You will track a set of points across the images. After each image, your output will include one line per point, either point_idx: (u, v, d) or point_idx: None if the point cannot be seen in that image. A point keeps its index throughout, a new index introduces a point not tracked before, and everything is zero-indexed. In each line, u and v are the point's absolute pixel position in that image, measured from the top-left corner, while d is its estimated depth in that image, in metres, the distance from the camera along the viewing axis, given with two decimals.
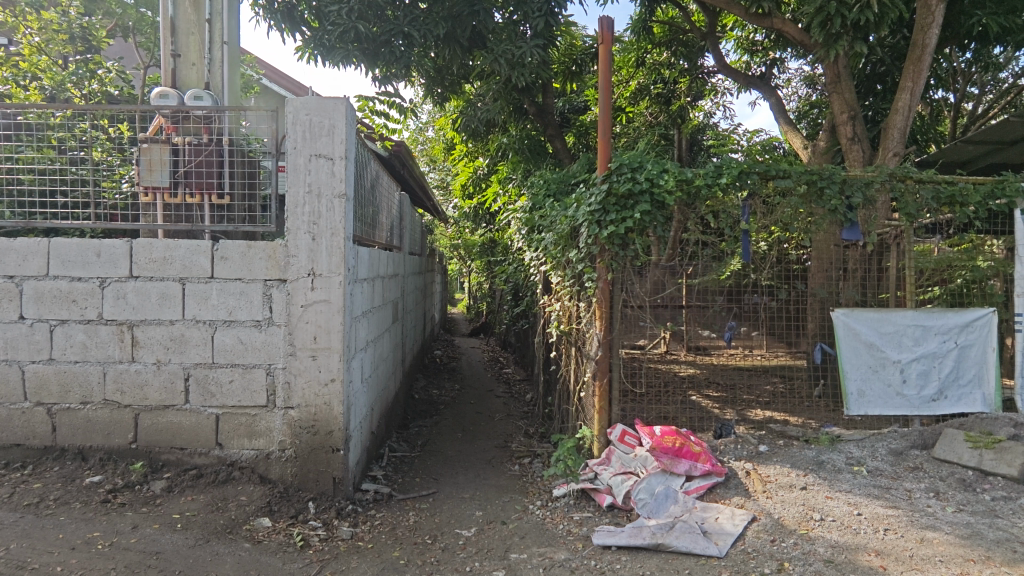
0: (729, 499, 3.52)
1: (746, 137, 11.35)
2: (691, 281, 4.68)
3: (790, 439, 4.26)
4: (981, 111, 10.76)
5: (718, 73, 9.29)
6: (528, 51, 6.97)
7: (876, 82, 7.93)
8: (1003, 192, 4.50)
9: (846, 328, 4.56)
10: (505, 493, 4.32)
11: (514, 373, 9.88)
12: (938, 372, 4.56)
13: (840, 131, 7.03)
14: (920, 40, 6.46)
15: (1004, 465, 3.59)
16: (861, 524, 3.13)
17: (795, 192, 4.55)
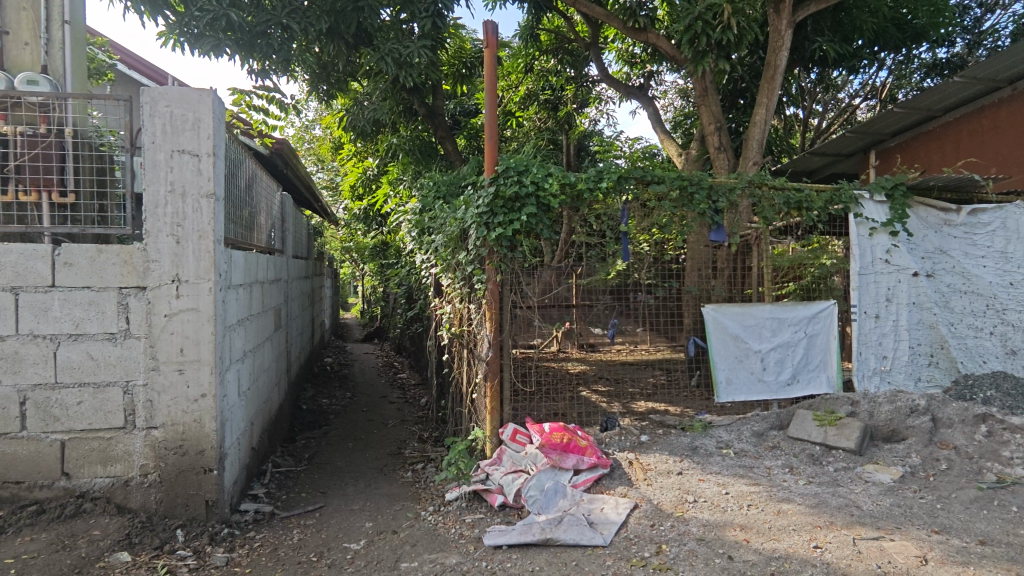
0: (613, 489, 3.69)
1: (628, 144, 12.09)
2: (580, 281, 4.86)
3: (668, 428, 4.57)
4: (824, 127, 12.18)
5: (602, 82, 9.74)
6: (415, 51, 6.87)
7: (738, 96, 8.71)
8: (839, 199, 5.04)
9: (714, 322, 4.97)
10: (396, 501, 4.22)
11: (408, 378, 9.71)
12: (791, 359, 5.08)
13: (709, 140, 7.65)
14: (773, 61, 7.16)
15: (844, 439, 4.03)
16: (728, 502, 3.36)
17: (668, 197, 4.86)
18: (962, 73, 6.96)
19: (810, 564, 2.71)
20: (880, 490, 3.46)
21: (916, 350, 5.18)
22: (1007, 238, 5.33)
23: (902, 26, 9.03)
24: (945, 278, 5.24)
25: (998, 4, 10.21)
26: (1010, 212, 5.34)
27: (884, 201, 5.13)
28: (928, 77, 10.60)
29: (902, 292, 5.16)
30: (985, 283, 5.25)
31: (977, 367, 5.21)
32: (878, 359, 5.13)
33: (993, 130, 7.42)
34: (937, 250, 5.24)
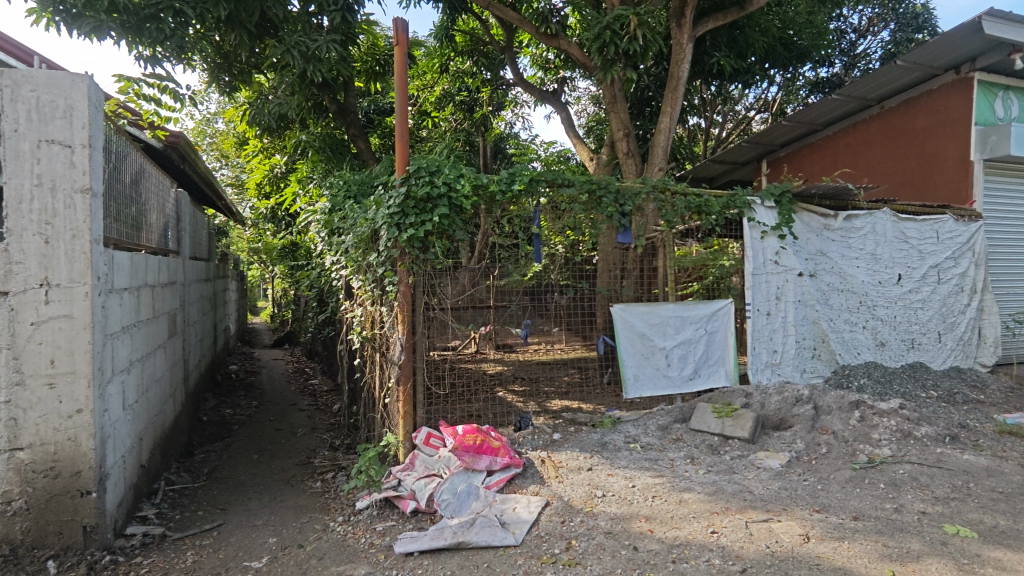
0: (526, 488, 3.73)
1: (543, 148, 12.37)
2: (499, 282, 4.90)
3: (579, 425, 4.73)
4: (724, 136, 12.99)
5: (517, 86, 9.83)
6: (324, 45, 6.63)
7: (645, 105, 9.13)
8: (735, 204, 5.37)
9: (622, 320, 5.16)
10: (304, 514, 4.04)
11: (321, 384, 9.33)
12: (693, 355, 5.36)
13: (618, 146, 7.98)
14: (676, 73, 7.53)
15: (739, 429, 4.30)
16: (634, 495, 3.48)
17: (578, 199, 5.00)
18: (841, 91, 7.65)
19: (707, 548, 2.83)
20: (769, 475, 3.71)
21: (803, 344, 5.63)
22: (876, 241, 5.96)
23: (787, 45, 9.70)
24: (826, 278, 5.74)
25: (868, 30, 11.32)
26: (877, 218, 5.97)
27: (773, 206, 5.53)
28: (813, 93, 11.56)
29: (789, 290, 5.58)
30: (860, 282, 5.86)
31: (853, 358, 5.81)
32: (770, 353, 5.52)
33: (865, 144, 8.22)
34: (819, 252, 5.72)
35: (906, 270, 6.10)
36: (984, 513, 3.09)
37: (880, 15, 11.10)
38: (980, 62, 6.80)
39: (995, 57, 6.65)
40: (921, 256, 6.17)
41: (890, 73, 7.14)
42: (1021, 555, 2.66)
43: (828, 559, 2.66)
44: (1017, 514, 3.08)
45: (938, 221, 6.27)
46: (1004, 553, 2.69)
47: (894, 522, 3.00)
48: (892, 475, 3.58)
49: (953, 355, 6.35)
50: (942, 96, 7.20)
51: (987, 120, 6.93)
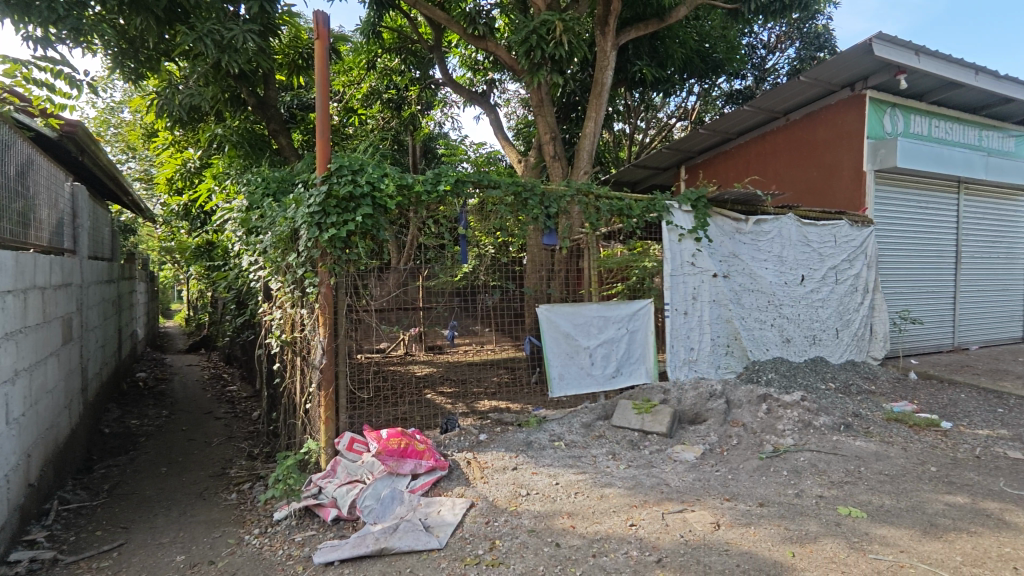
0: (451, 490, 3.71)
1: (473, 148, 12.39)
2: (426, 283, 4.87)
3: (506, 425, 4.86)
4: (647, 142, 13.48)
5: (446, 86, 9.77)
6: (240, 35, 6.31)
7: (571, 110, 9.39)
8: (654, 208, 5.58)
9: (548, 321, 5.24)
10: (216, 528, 3.83)
11: (240, 390, 8.88)
12: (615, 354, 5.52)
13: (545, 148, 8.14)
14: (600, 79, 7.74)
15: (658, 424, 4.47)
16: (557, 492, 3.54)
17: (504, 201, 5.05)
18: (752, 103, 8.15)
19: (625, 541, 2.92)
20: (685, 468, 3.88)
21: (717, 341, 5.94)
22: (782, 245, 6.38)
23: (704, 57, 10.24)
24: (738, 279, 6.08)
25: (776, 47, 12.10)
26: (783, 222, 6.39)
27: (690, 210, 5.78)
28: (727, 104, 12.21)
29: (705, 290, 5.87)
30: (768, 282, 6.25)
31: (762, 354, 6.19)
32: (687, 350, 5.79)
33: (773, 153, 8.79)
34: (731, 254, 6.05)
35: (809, 271, 6.57)
36: (872, 494, 3.37)
37: (787, 33, 11.87)
38: (871, 81, 7.39)
39: (884, 77, 7.24)
40: (821, 258, 6.66)
41: (795, 87, 7.65)
42: (903, 531, 2.92)
43: (735, 545, 2.81)
44: (899, 494, 3.38)
45: (836, 226, 6.79)
46: (888, 530, 2.94)
47: (795, 507, 3.21)
48: (794, 462, 3.84)
49: (849, 350, 6.90)
50: (839, 110, 7.79)
51: (878, 134, 7.52)
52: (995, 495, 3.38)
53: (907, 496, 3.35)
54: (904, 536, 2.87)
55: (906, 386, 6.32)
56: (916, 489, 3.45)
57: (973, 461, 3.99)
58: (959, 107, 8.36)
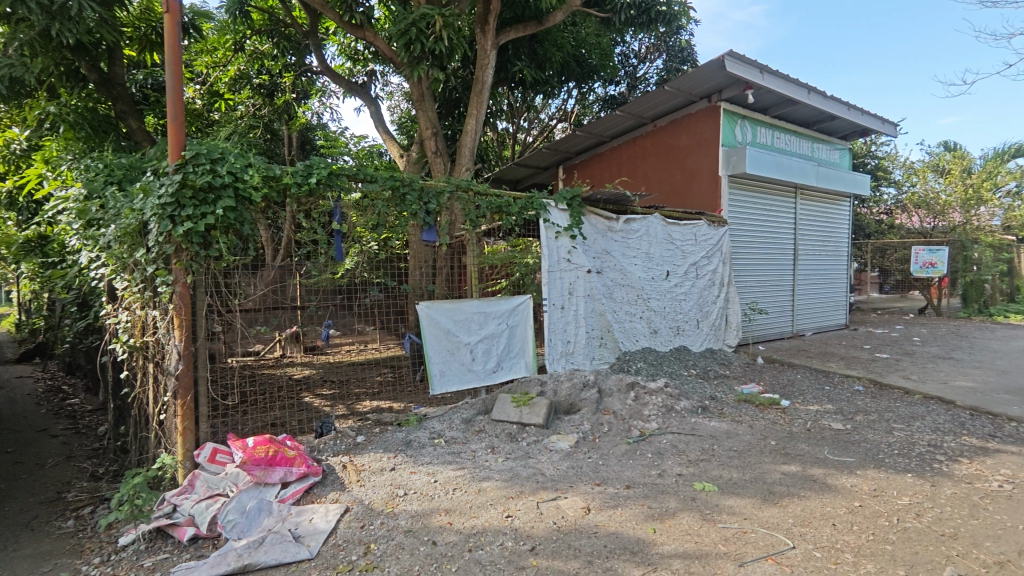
0: (324, 496, 3.55)
1: (354, 140, 11.96)
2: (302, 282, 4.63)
3: (385, 426, 4.77)
4: (529, 142, 13.82)
5: (323, 75, 9.31)
6: (76, 2, 5.55)
7: (454, 106, 9.44)
8: (532, 206, 5.68)
9: (428, 318, 5.17)
10: (47, 561, 3.36)
11: (84, 403, 7.89)
12: (495, 349, 5.59)
13: (426, 144, 8.06)
14: (480, 77, 7.78)
15: (535, 416, 4.59)
16: (435, 489, 3.52)
17: (381, 196, 4.86)
18: (624, 109, 8.62)
19: (501, 532, 2.96)
20: (559, 457, 4.03)
21: (591, 334, 6.23)
22: (649, 243, 6.83)
23: (580, 62, 10.73)
24: (609, 275, 6.42)
25: (646, 57, 12.90)
26: (650, 222, 6.84)
27: (565, 209, 5.99)
28: (603, 108, 12.85)
29: (580, 286, 6.12)
30: (636, 278, 6.66)
31: (632, 345, 6.60)
32: (564, 343, 6.00)
33: (642, 157, 9.41)
34: (604, 251, 6.36)
35: (673, 266, 7.10)
36: (723, 469, 3.71)
37: (655, 45, 12.69)
38: (725, 93, 8.11)
39: (735, 91, 7.97)
40: (683, 255, 7.23)
41: (660, 95, 8.21)
42: (746, 501, 3.25)
43: (603, 527, 2.96)
44: (745, 467, 3.76)
45: (695, 226, 7.39)
46: (735, 501, 3.25)
47: (657, 486, 3.45)
48: (658, 445, 4.13)
49: (708, 338, 7.56)
50: (699, 119, 8.48)
51: (731, 142, 8.29)
52: (821, 462, 3.87)
53: (751, 468, 3.73)
54: (748, 505, 3.19)
55: (753, 369, 7.05)
56: (759, 461, 3.86)
57: (805, 433, 4.55)
58: (796, 122, 9.45)
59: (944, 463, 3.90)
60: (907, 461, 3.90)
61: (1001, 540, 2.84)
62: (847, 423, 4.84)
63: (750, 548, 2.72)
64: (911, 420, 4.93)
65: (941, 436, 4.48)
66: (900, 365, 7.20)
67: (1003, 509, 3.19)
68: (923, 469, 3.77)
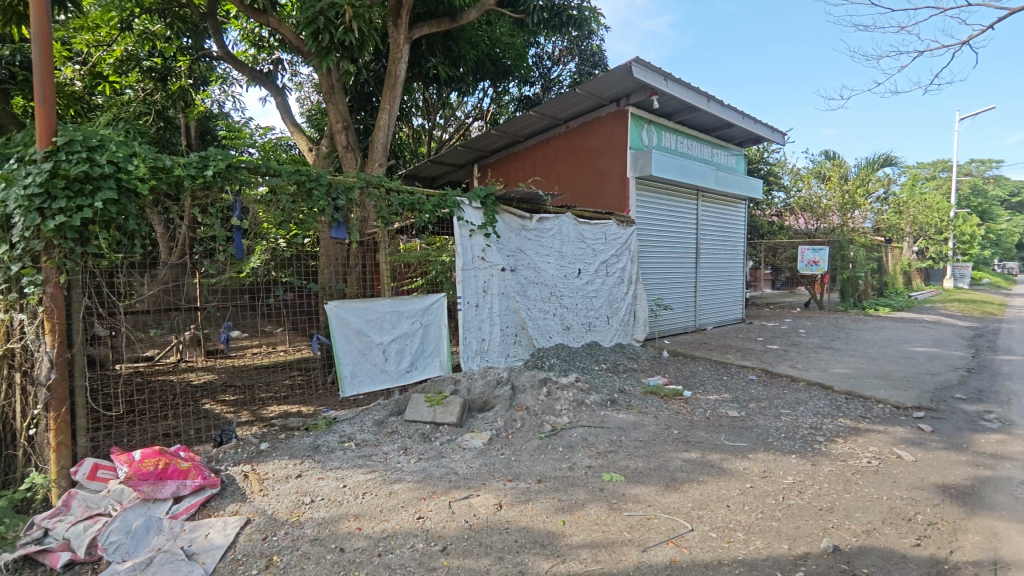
0: (223, 509, 3.32)
1: (259, 132, 11.30)
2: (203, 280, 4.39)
3: (291, 431, 4.58)
4: (445, 139, 13.73)
5: (223, 60, 8.69)
6: None
7: (367, 99, 9.28)
8: (445, 204, 5.62)
9: (338, 317, 4.97)
10: None
11: None
12: (409, 348, 5.50)
13: (336, 138, 7.78)
14: (393, 71, 7.60)
15: (448, 414, 4.57)
16: (344, 495, 3.40)
17: (284, 190, 4.63)
18: (537, 109, 8.76)
19: (412, 535, 2.91)
20: (473, 454, 4.03)
21: (506, 332, 6.28)
22: (562, 241, 6.99)
23: (494, 61, 10.78)
24: (523, 273, 6.50)
25: (559, 60, 13.16)
26: (563, 220, 6.99)
27: (479, 207, 5.97)
28: (518, 108, 12.99)
29: (494, 284, 6.15)
30: (549, 276, 6.79)
31: (546, 341, 6.73)
32: (478, 341, 6.00)
33: (555, 158, 9.63)
34: (517, 250, 6.44)
35: (584, 264, 7.31)
36: (629, 459, 3.87)
37: (568, 48, 12.98)
38: (632, 98, 8.42)
39: (641, 96, 8.30)
40: (594, 253, 7.46)
41: (572, 97, 8.40)
42: (650, 488, 3.40)
43: (514, 522, 2.99)
44: (650, 456, 3.93)
45: (605, 225, 7.63)
46: (640, 489, 3.39)
47: (567, 479, 3.54)
48: (569, 438, 4.23)
49: (617, 334, 7.85)
50: (609, 122, 8.76)
51: (638, 145, 8.63)
52: (718, 448, 4.12)
53: (655, 457, 3.91)
54: (652, 492, 3.34)
55: (660, 362, 7.39)
56: (663, 450, 4.05)
57: (704, 422, 4.83)
58: (697, 128, 10.01)
59: (823, 443, 4.28)
60: (792, 443, 4.24)
61: (869, 511, 3.15)
62: (742, 410, 5.19)
63: (653, 533, 2.85)
64: (797, 405, 5.37)
65: (821, 419, 4.92)
66: (788, 355, 7.82)
67: (871, 482, 3.56)
68: (806, 450, 4.12)
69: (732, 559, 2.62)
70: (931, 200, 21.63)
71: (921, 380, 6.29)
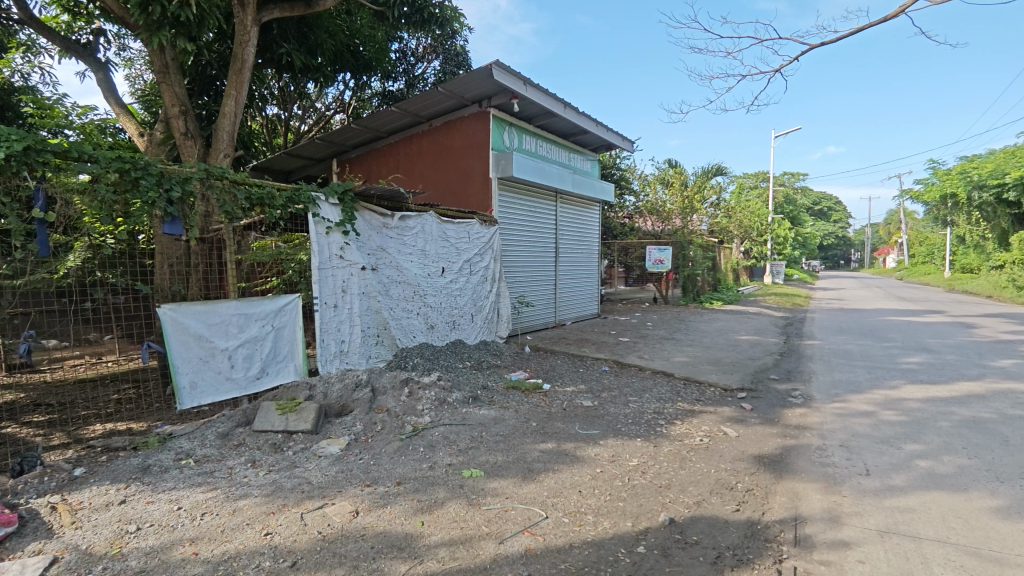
0: (21, 549, 2.83)
1: (77, 111, 9.82)
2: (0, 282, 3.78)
3: (116, 452, 4.05)
4: (303, 131, 12.99)
5: (26, 25, 7.41)
6: None
7: (210, 83, 8.52)
8: (298, 199, 5.23)
9: (174, 322, 4.48)
10: None
11: None
12: (259, 353, 5.11)
13: (173, 123, 6.99)
14: (239, 54, 7.01)
15: (302, 422, 4.33)
16: (178, 518, 3.07)
17: (103, 179, 3.99)
18: (398, 105, 8.58)
19: (258, 553, 2.71)
20: (329, 462, 3.85)
21: (367, 332, 6.07)
22: (425, 240, 6.94)
23: (354, 52, 10.39)
24: (385, 272, 6.34)
25: (423, 56, 13.02)
26: (425, 219, 6.94)
27: (336, 203, 5.67)
28: (381, 103, 12.66)
29: (354, 283, 5.91)
30: (411, 275, 6.70)
31: (409, 341, 6.64)
32: (338, 343, 5.73)
33: (418, 156, 9.54)
34: (378, 248, 6.27)
35: (448, 263, 7.32)
36: (489, 453, 3.94)
37: (432, 46, 12.87)
38: (494, 100, 8.59)
39: (503, 99, 8.52)
40: (458, 252, 7.51)
41: (434, 96, 8.36)
42: (508, 481, 3.49)
43: (371, 528, 2.91)
44: (509, 450, 4.04)
45: (468, 225, 7.70)
46: (498, 482, 3.47)
47: (427, 479, 3.51)
48: (430, 438, 4.20)
49: (480, 331, 7.97)
50: (471, 123, 8.84)
51: (500, 147, 8.82)
52: (572, 437, 4.34)
53: (513, 450, 4.02)
54: (510, 484, 3.43)
55: (522, 358, 7.63)
56: (521, 443, 4.18)
57: (561, 413, 5.07)
58: (555, 133, 10.46)
59: (664, 426, 4.70)
60: (637, 428, 4.60)
61: (700, 484, 3.51)
62: (595, 400, 5.53)
63: (510, 524, 2.93)
64: (643, 392, 5.83)
65: (663, 403, 5.39)
66: (636, 347, 8.47)
67: (702, 458, 3.98)
68: (649, 433, 4.49)
69: (582, 541, 2.78)
70: (754, 207, 24.64)
71: (744, 365, 7.15)
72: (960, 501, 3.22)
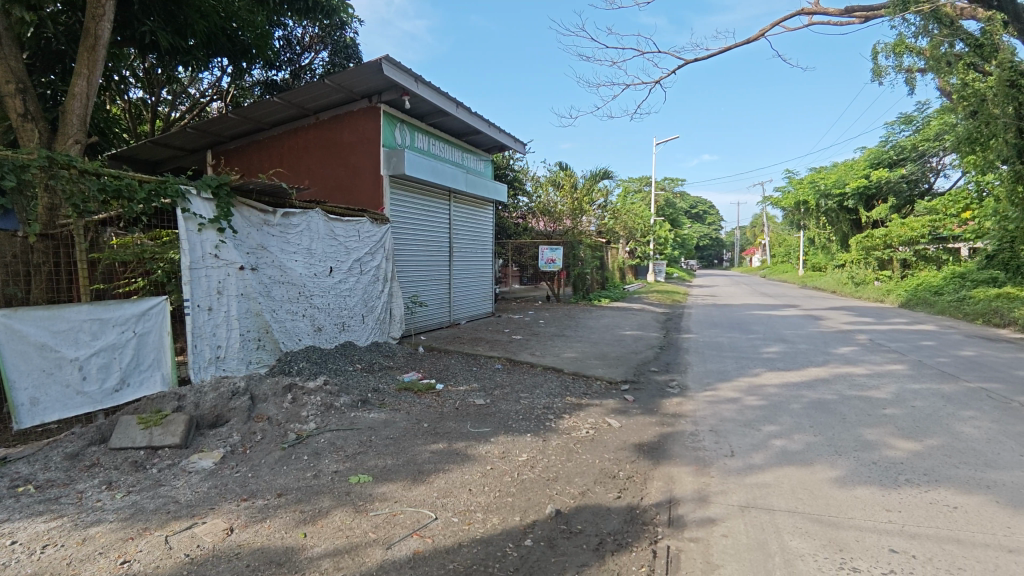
0: None
1: None
2: None
3: None
4: (173, 118, 11.89)
5: None
6: None
7: (56, 60, 7.56)
8: (164, 192, 4.74)
9: (7, 330, 3.93)
10: None
11: None
12: (118, 362, 4.60)
13: (8, 102, 6.08)
14: (93, 30, 6.26)
15: (169, 436, 3.95)
16: (14, 554, 2.69)
17: None
18: (280, 95, 8.11)
19: None
20: (201, 478, 3.55)
21: (247, 336, 5.67)
22: (311, 238, 6.63)
23: (231, 36, 9.67)
24: (266, 272, 5.97)
25: (310, 46, 12.42)
26: (311, 216, 6.63)
27: (209, 198, 5.23)
28: (262, 92, 11.89)
29: (231, 284, 5.49)
30: (295, 274, 6.37)
31: (294, 344, 6.30)
32: (214, 348, 5.29)
33: (304, 150, 9.10)
34: (258, 246, 5.89)
35: (336, 262, 7.05)
36: (378, 457, 3.85)
37: (319, 36, 12.32)
38: (385, 96, 8.35)
39: (393, 95, 8.27)
40: (347, 251, 7.26)
41: (319, 88, 7.99)
42: (397, 484, 3.42)
43: (247, 545, 2.73)
44: (399, 452, 3.97)
45: (357, 223, 7.45)
46: (387, 487, 3.39)
47: (311, 488, 3.36)
48: (315, 445, 4.02)
49: (372, 332, 7.75)
50: (360, 117, 8.55)
51: (390, 143, 8.61)
52: (464, 436, 4.35)
53: (403, 452, 3.95)
54: (398, 488, 3.37)
55: (415, 358, 7.52)
56: (412, 444, 4.12)
57: (454, 412, 5.06)
58: (448, 131, 10.40)
59: (553, 420, 4.84)
60: (528, 424, 4.70)
61: (585, 475, 3.66)
62: (487, 398, 5.57)
63: (398, 529, 2.87)
64: (534, 388, 5.97)
65: (552, 399, 5.55)
66: (529, 344, 8.65)
67: (588, 449, 4.15)
68: (539, 428, 4.61)
69: (471, 539, 2.80)
70: (638, 209, 26.08)
71: (627, 359, 7.55)
72: (807, 474, 3.61)
